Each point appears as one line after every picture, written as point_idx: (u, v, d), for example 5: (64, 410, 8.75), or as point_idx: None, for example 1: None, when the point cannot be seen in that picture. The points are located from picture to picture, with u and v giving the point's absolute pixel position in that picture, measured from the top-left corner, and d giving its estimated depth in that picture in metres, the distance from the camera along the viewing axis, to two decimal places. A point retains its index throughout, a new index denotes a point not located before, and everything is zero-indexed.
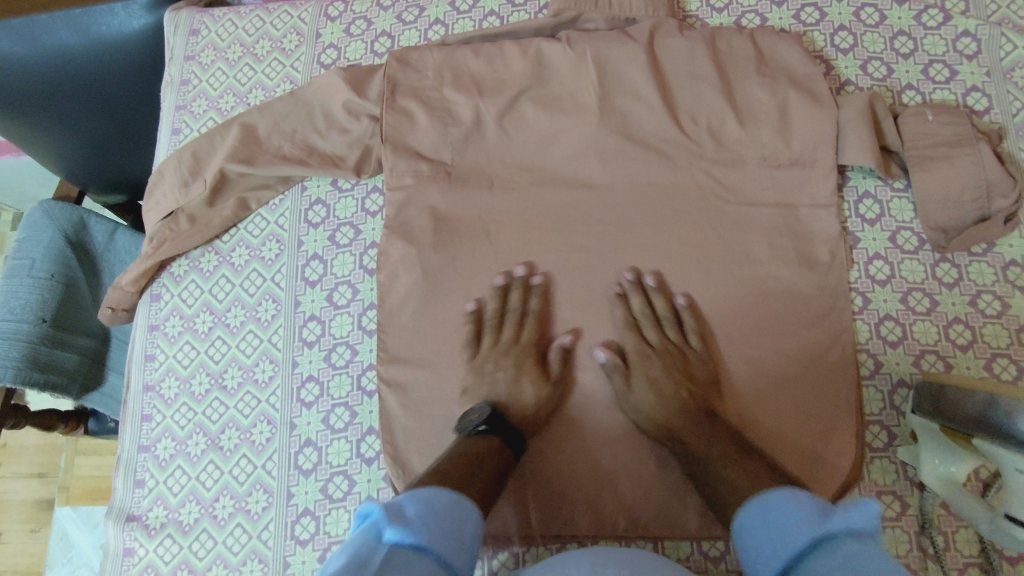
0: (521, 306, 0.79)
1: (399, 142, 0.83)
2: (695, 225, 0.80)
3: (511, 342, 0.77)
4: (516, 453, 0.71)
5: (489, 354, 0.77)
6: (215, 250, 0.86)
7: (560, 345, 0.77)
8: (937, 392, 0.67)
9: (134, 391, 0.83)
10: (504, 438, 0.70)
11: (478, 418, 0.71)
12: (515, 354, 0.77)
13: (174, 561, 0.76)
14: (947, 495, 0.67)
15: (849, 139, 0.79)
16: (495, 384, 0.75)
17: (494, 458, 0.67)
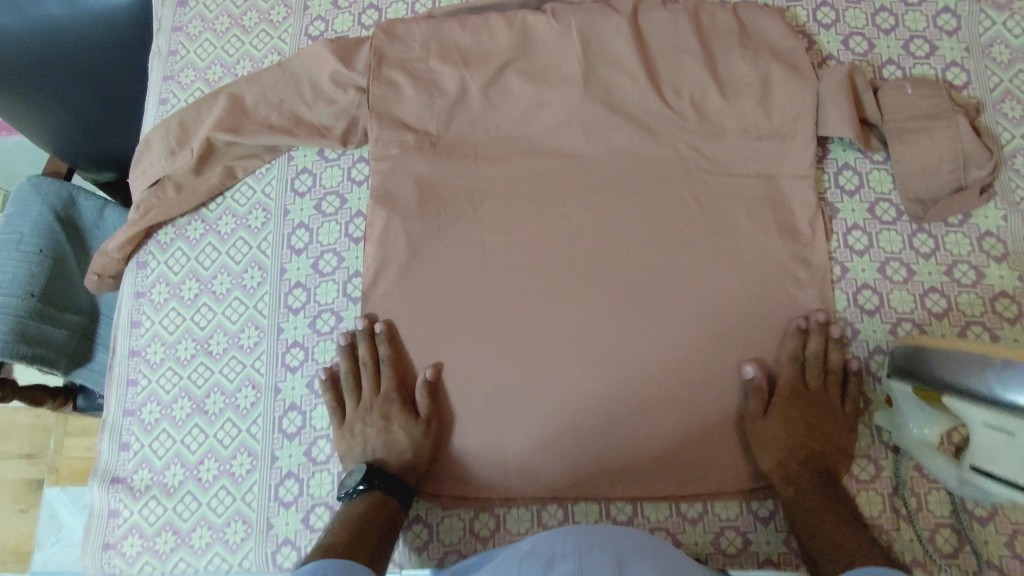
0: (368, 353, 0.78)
1: (384, 112, 0.84)
2: (677, 196, 0.82)
3: (381, 393, 0.77)
4: (404, 503, 0.73)
5: (371, 401, 0.77)
6: (201, 218, 0.87)
7: (423, 380, 0.77)
8: (910, 353, 0.68)
9: (119, 356, 0.83)
10: (387, 490, 0.72)
11: (353, 480, 0.72)
12: (380, 406, 0.77)
13: (158, 522, 0.77)
14: (918, 455, 0.70)
15: (829, 111, 0.80)
16: (368, 439, 0.76)
17: (372, 517, 0.69)
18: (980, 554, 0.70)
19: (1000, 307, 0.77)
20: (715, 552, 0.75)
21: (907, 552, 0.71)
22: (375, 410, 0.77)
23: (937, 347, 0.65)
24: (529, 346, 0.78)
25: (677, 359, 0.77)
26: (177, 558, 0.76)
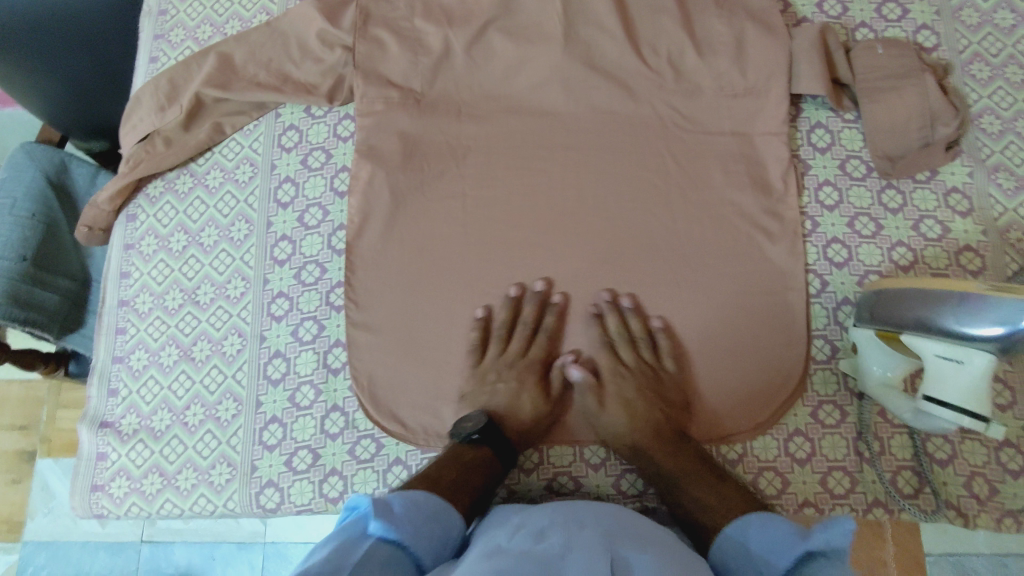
0: (535, 320, 0.80)
1: (370, 69, 0.86)
2: (654, 152, 0.84)
3: (517, 354, 0.79)
4: (505, 465, 0.73)
5: (493, 363, 0.79)
6: (190, 172, 0.89)
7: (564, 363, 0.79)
8: (874, 298, 0.71)
9: (108, 306, 0.85)
10: (494, 449, 0.72)
11: (472, 426, 0.72)
12: (520, 368, 0.79)
13: (146, 465, 0.79)
14: (879, 396, 0.72)
15: (802, 69, 0.82)
16: (496, 392, 0.77)
17: (482, 469, 0.70)
18: (938, 495, 0.73)
19: (964, 260, 0.79)
20: None
21: (869, 492, 0.74)
22: (513, 373, 0.78)
23: (900, 288, 0.68)
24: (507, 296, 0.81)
25: (652, 309, 0.79)
26: (163, 499, 0.78)
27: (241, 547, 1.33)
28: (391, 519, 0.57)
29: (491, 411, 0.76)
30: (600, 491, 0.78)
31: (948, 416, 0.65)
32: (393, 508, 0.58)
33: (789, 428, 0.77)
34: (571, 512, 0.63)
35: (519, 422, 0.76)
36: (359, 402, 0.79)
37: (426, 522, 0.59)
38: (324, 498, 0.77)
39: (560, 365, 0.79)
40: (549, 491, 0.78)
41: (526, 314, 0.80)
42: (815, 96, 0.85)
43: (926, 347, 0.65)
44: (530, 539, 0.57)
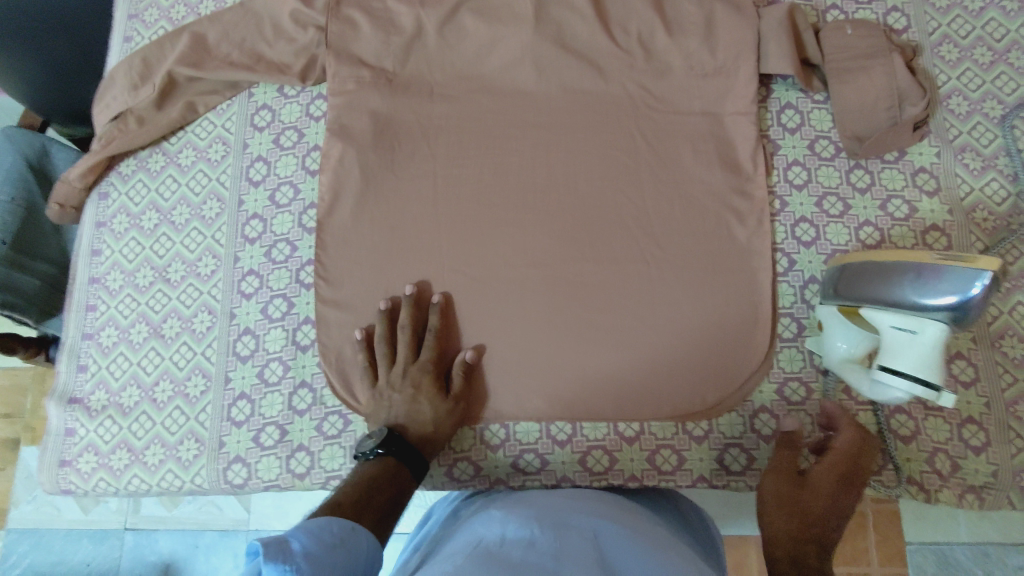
0: (414, 322, 0.78)
1: (342, 49, 0.86)
2: (625, 132, 0.84)
3: (408, 360, 0.77)
4: (418, 474, 0.71)
5: (386, 377, 0.77)
6: (163, 151, 0.89)
7: (460, 361, 0.77)
8: (837, 274, 0.72)
9: (79, 283, 0.86)
10: (402, 459, 0.70)
11: (373, 443, 0.71)
12: (412, 374, 0.76)
13: (113, 441, 0.79)
14: (839, 372, 0.72)
15: (771, 49, 0.83)
16: (394, 404, 0.75)
17: (390, 479, 0.67)
18: (902, 471, 0.73)
19: (931, 240, 0.80)
20: (649, 469, 0.77)
21: None
22: (407, 380, 0.76)
23: (865, 261, 0.68)
24: (476, 273, 0.81)
25: (621, 287, 0.79)
26: (131, 475, 0.78)
27: (223, 535, 1.33)
28: (288, 557, 0.48)
29: (393, 426, 0.74)
30: (566, 468, 0.78)
31: (897, 380, 0.65)
32: (292, 545, 0.49)
33: (755, 405, 0.78)
34: (557, 514, 0.61)
35: (422, 428, 0.74)
36: (327, 379, 0.79)
37: (331, 552, 0.51)
38: (291, 474, 0.77)
39: (457, 363, 0.77)
40: (515, 468, 0.79)
41: (403, 318, 0.78)
42: (786, 77, 0.86)
43: (883, 316, 0.66)
44: (521, 545, 0.54)
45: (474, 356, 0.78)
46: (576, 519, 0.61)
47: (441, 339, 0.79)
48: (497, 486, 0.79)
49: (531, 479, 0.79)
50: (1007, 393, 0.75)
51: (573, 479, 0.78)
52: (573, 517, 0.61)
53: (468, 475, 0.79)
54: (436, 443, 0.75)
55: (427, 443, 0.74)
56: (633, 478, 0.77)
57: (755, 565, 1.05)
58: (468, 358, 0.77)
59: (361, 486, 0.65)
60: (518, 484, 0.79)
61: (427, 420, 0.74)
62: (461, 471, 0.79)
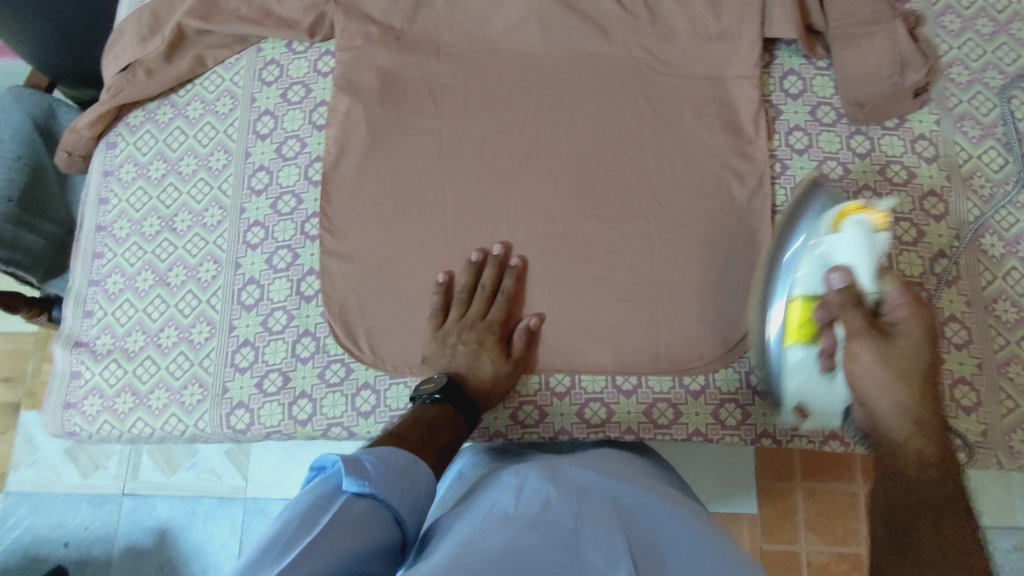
0: (494, 284, 0.80)
1: (351, 6, 0.87)
2: (629, 93, 0.85)
3: (476, 317, 0.79)
4: (470, 423, 0.73)
5: (453, 326, 0.78)
6: (171, 103, 0.90)
7: (525, 326, 0.79)
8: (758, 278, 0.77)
9: (86, 230, 0.87)
10: (458, 407, 0.72)
11: (433, 387, 0.72)
12: (478, 330, 0.78)
13: (118, 384, 0.80)
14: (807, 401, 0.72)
15: (775, 13, 0.83)
16: (456, 355, 0.77)
17: (447, 424, 0.69)
18: None
19: (928, 205, 0.80)
20: (646, 422, 0.79)
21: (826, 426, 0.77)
22: (473, 334, 0.78)
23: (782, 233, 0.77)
24: (479, 229, 0.82)
25: (620, 245, 0.81)
26: (135, 418, 0.79)
27: (222, 503, 1.35)
28: (363, 476, 0.53)
29: (453, 375, 0.75)
30: (565, 420, 0.79)
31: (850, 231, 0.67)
32: (366, 465, 0.54)
33: (751, 361, 0.78)
34: (573, 478, 0.61)
35: (479, 383, 0.76)
36: (330, 329, 0.80)
37: (399, 480, 0.55)
38: (293, 420, 0.78)
39: (521, 329, 0.78)
40: (514, 420, 0.80)
41: (486, 277, 0.80)
42: (790, 43, 0.87)
43: (801, 271, 0.71)
44: (538, 504, 0.54)
45: (538, 323, 0.79)
46: (593, 488, 0.59)
47: (512, 302, 0.80)
48: (496, 438, 0.80)
49: (530, 432, 0.79)
50: (999, 355, 0.76)
51: (570, 431, 0.79)
52: (590, 487, 0.59)
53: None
54: (490, 398, 0.77)
55: (482, 398, 0.76)
56: (629, 430, 0.79)
57: (752, 536, 1.06)
58: (532, 324, 0.79)
59: (423, 423, 0.68)
60: (517, 437, 0.80)
61: (485, 377, 0.76)
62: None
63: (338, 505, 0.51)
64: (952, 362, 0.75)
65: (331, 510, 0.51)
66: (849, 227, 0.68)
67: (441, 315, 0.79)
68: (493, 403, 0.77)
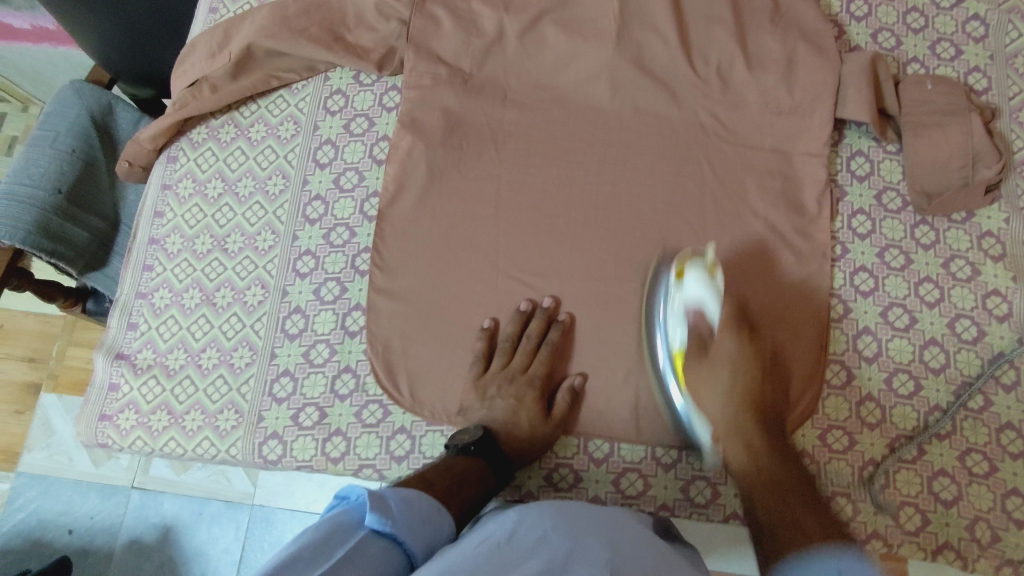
0: (539, 335, 0.79)
1: (422, 45, 0.88)
2: (691, 159, 0.84)
3: (520, 369, 0.78)
4: (499, 480, 0.72)
5: (495, 376, 0.78)
6: (235, 122, 0.91)
7: (568, 385, 0.78)
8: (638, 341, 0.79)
9: (139, 242, 0.87)
10: (489, 462, 0.71)
11: (468, 438, 0.72)
12: (519, 384, 0.77)
13: (155, 401, 0.80)
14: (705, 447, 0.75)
15: (849, 93, 0.82)
16: (494, 408, 0.76)
17: (477, 477, 0.68)
18: (939, 534, 0.71)
19: (990, 304, 0.78)
20: (682, 499, 0.76)
21: (868, 523, 0.72)
22: (513, 388, 0.77)
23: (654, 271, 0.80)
24: (530, 282, 0.82)
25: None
26: (168, 437, 0.79)
27: (229, 507, 1.34)
28: (387, 515, 0.53)
29: (488, 427, 0.75)
30: (599, 488, 0.77)
31: (692, 285, 0.74)
32: (390, 503, 0.54)
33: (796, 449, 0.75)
34: (575, 510, 0.61)
35: (516, 437, 0.75)
36: (371, 368, 0.79)
37: (420, 525, 0.55)
38: (325, 457, 0.77)
39: (565, 387, 0.78)
40: (547, 482, 0.78)
41: (532, 328, 0.79)
42: (860, 124, 0.85)
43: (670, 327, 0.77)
44: (532, 540, 0.54)
45: (581, 383, 0.79)
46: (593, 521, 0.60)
47: (556, 357, 0.80)
48: (526, 499, 0.78)
49: (561, 494, 0.78)
50: None
51: (604, 500, 0.77)
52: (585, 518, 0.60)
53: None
54: (524, 454, 0.75)
55: (516, 453, 0.75)
56: (664, 507, 0.77)
57: None
58: (576, 383, 0.78)
59: (454, 472, 0.67)
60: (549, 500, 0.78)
61: (522, 434, 0.75)
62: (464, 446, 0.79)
63: (358, 539, 0.51)
64: (1004, 471, 0.73)
65: (351, 542, 0.50)
66: (687, 279, 0.74)
67: (482, 364, 0.79)
68: (528, 459, 0.76)
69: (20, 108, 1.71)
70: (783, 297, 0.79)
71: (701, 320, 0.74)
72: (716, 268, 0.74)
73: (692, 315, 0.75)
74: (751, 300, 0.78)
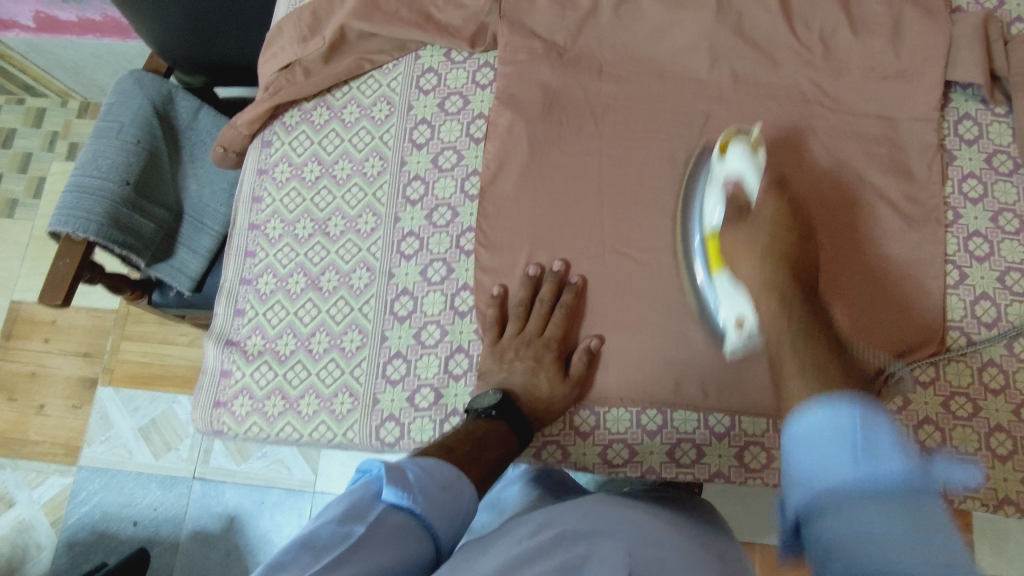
0: (552, 299, 0.78)
1: (515, 19, 0.86)
2: (795, 128, 0.82)
3: (535, 333, 0.77)
4: (523, 443, 0.71)
5: (511, 342, 0.77)
6: (327, 105, 0.90)
7: (585, 347, 0.77)
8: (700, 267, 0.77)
9: (240, 229, 0.88)
10: (512, 426, 0.70)
11: (489, 403, 0.71)
12: (537, 347, 0.76)
13: (268, 387, 0.81)
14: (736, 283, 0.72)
15: (960, 55, 0.81)
16: (513, 372, 0.75)
17: (499, 440, 0.68)
18: None
19: None
20: None
21: (999, 489, 0.73)
22: (530, 352, 0.76)
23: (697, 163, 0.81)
24: (638, 255, 0.80)
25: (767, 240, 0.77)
26: (284, 422, 0.79)
27: (290, 495, 1.33)
28: (406, 488, 0.51)
29: (507, 391, 0.74)
30: (721, 462, 0.76)
31: (733, 156, 0.74)
32: (409, 476, 0.53)
33: (919, 416, 0.75)
34: (598, 508, 0.60)
35: (535, 402, 0.74)
36: (483, 347, 0.79)
37: (439, 495, 0.53)
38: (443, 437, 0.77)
39: (582, 350, 0.77)
40: (669, 458, 0.77)
41: (544, 292, 0.78)
42: (966, 86, 0.84)
43: (709, 206, 0.76)
44: (552, 535, 0.52)
45: (599, 344, 0.78)
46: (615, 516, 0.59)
47: (572, 319, 0.79)
48: (648, 476, 0.77)
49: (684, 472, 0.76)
50: None
51: (726, 475, 0.76)
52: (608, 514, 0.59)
53: (588, 426, 0.78)
54: (545, 417, 0.75)
55: (537, 416, 0.74)
56: None
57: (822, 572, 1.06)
58: (592, 345, 0.77)
59: (475, 436, 0.66)
60: (670, 477, 0.77)
61: (542, 396, 0.74)
62: (582, 421, 0.78)
63: (375, 515, 0.49)
64: None
65: (369, 515, 0.49)
66: (730, 154, 0.74)
67: (498, 329, 0.78)
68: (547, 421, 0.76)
69: (59, 102, 1.70)
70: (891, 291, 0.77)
71: (740, 191, 0.74)
72: (760, 146, 0.75)
73: (729, 188, 0.74)
74: (868, 267, 0.78)
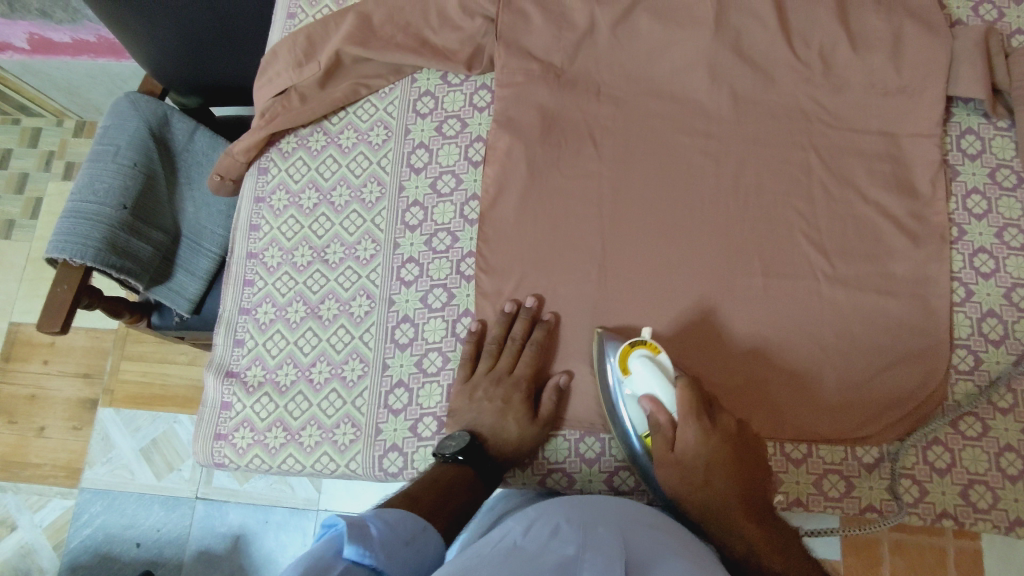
0: (524, 335, 0.77)
1: (512, 40, 0.85)
2: (797, 146, 0.82)
3: (505, 371, 0.76)
4: (489, 486, 0.70)
5: (483, 379, 0.76)
6: (323, 130, 0.90)
7: (555, 384, 0.76)
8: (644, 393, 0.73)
9: (237, 257, 0.88)
10: (477, 471, 0.69)
11: (454, 447, 0.70)
12: (506, 387, 0.75)
13: (269, 418, 0.80)
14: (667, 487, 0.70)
15: (961, 70, 0.80)
16: (482, 411, 0.74)
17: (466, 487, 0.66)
18: None
19: None
20: (816, 495, 0.74)
21: (1010, 510, 0.72)
22: (499, 390, 0.75)
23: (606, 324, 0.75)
24: (639, 279, 0.79)
25: (728, 298, 0.78)
26: (286, 454, 0.78)
27: (294, 514, 1.32)
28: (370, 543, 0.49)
29: (475, 432, 0.73)
30: None
31: (640, 371, 0.70)
32: (373, 529, 0.50)
33: (929, 436, 0.75)
34: (588, 505, 0.58)
35: (504, 444, 0.73)
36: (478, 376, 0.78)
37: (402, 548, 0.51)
38: None
39: (551, 386, 0.76)
40: None
41: (516, 329, 0.78)
42: (968, 101, 0.83)
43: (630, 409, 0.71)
44: (544, 536, 0.51)
45: (568, 379, 0.77)
46: (610, 513, 0.56)
47: (544, 355, 0.78)
48: (655, 503, 0.75)
49: None
50: None
51: None
52: (602, 512, 0.57)
53: (593, 454, 0.77)
54: (515, 458, 0.74)
55: (506, 458, 0.73)
56: (799, 503, 0.74)
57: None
58: (561, 381, 0.77)
59: (440, 484, 0.64)
60: None
61: (511, 439, 0.74)
62: (587, 447, 0.77)
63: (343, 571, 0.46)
64: None
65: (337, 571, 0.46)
66: (634, 366, 0.70)
67: (470, 367, 0.77)
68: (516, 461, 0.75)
69: (55, 121, 1.69)
70: (884, 327, 0.76)
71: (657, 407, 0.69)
72: (660, 348, 0.71)
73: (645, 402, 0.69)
74: (874, 288, 0.77)
